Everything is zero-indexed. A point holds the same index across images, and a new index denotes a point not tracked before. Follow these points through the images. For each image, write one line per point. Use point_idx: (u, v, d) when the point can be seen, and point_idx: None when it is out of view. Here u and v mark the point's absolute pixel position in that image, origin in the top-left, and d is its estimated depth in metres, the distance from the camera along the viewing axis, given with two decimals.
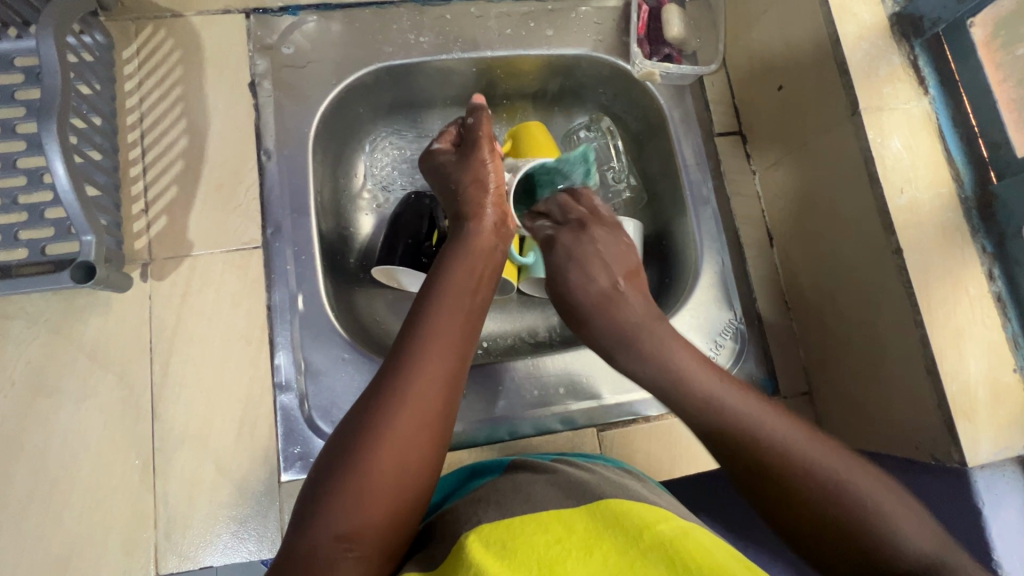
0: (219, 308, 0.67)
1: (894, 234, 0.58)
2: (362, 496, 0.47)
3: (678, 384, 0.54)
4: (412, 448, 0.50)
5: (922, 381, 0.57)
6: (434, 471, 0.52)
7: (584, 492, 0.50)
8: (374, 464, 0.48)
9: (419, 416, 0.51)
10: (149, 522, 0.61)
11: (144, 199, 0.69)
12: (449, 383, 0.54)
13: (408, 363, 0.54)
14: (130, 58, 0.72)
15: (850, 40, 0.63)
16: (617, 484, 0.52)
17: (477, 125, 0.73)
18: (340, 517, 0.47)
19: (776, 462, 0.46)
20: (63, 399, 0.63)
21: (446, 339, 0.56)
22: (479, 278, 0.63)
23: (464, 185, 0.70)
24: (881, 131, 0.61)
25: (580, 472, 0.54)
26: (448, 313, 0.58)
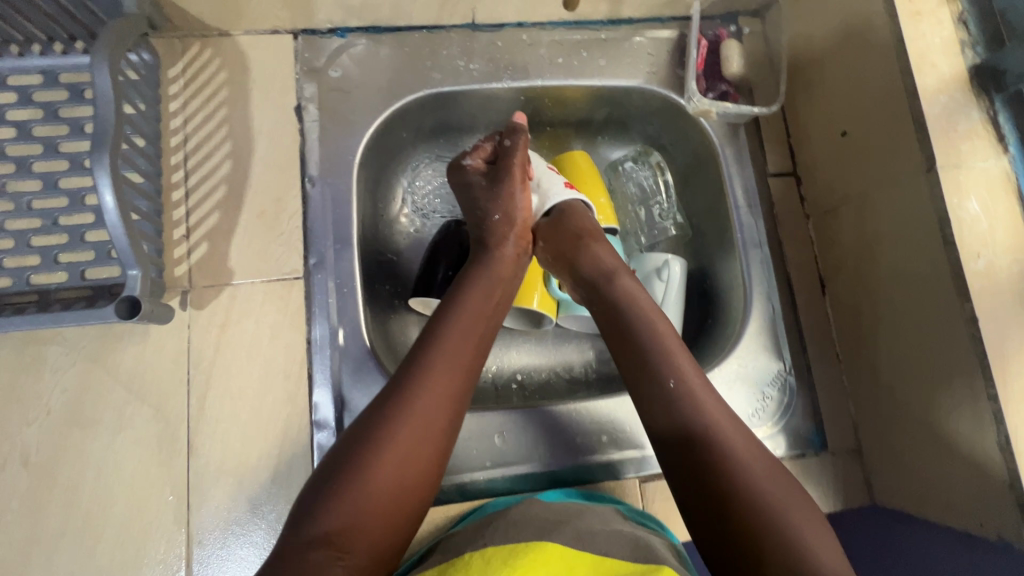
0: (259, 341, 0.65)
1: (969, 301, 0.56)
2: (356, 501, 0.48)
3: (675, 390, 0.57)
4: (411, 462, 0.51)
5: (990, 456, 0.55)
6: (428, 489, 0.52)
7: (590, 541, 0.51)
8: (373, 471, 0.49)
9: (422, 431, 0.52)
10: (182, 561, 0.60)
11: (185, 225, 0.67)
12: (452, 401, 0.55)
13: (418, 375, 0.54)
14: (175, 77, 0.70)
15: (929, 93, 0.60)
16: (630, 537, 0.53)
17: (512, 150, 0.71)
18: (332, 519, 0.47)
19: (734, 473, 0.52)
20: (98, 429, 0.61)
21: (454, 356, 0.57)
22: (494, 303, 0.64)
23: (492, 216, 0.70)
24: (958, 191, 0.58)
25: (591, 520, 0.55)
26: (461, 332, 0.59)
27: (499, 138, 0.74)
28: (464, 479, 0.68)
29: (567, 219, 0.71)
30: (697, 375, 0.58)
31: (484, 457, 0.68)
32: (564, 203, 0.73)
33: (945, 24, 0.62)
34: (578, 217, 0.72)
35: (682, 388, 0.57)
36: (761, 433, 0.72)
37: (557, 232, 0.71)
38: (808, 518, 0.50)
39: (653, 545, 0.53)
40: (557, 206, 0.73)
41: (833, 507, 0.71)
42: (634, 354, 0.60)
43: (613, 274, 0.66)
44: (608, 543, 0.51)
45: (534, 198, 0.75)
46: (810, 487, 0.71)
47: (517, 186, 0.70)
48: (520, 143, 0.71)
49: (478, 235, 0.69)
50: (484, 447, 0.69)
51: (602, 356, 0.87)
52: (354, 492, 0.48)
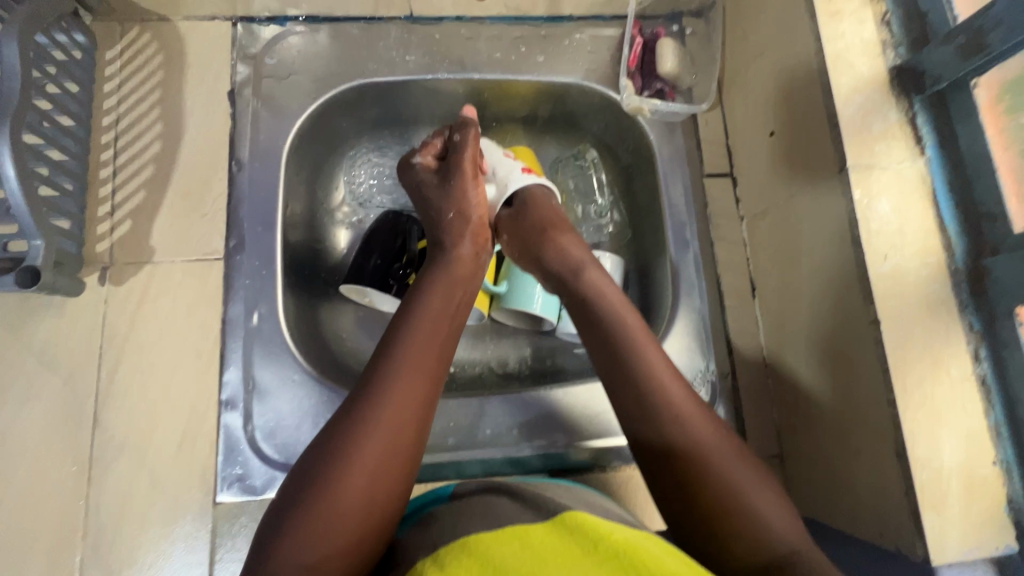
0: (174, 318, 0.66)
1: (873, 303, 0.54)
2: (326, 519, 0.46)
3: (647, 397, 0.54)
4: (379, 472, 0.49)
5: (888, 462, 0.53)
6: (403, 492, 0.51)
7: (546, 508, 0.47)
8: (340, 485, 0.47)
9: (388, 439, 0.50)
10: (79, 532, 0.60)
11: (110, 202, 0.68)
12: (418, 402, 0.53)
13: (379, 382, 0.52)
14: (112, 59, 0.72)
15: (844, 92, 0.59)
16: (573, 501, 0.50)
17: (462, 144, 0.69)
18: (304, 544, 0.45)
19: (716, 482, 0.50)
20: (6, 398, 0.62)
21: (420, 358, 0.55)
22: (457, 301, 0.62)
23: (445, 215, 0.68)
24: (868, 192, 0.57)
25: (531, 490, 0.51)
26: (422, 334, 0.56)
27: (449, 133, 0.72)
28: None
29: (528, 212, 0.69)
30: (669, 374, 0.56)
31: None
32: (523, 188, 0.71)
33: (866, 24, 0.61)
34: (540, 206, 0.70)
35: (654, 395, 0.54)
36: None
37: (519, 224, 0.69)
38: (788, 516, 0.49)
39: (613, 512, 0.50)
40: (518, 193, 0.71)
41: None
42: (609, 359, 0.58)
43: (583, 267, 0.65)
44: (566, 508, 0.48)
45: (492, 189, 0.73)
46: None
47: (470, 183, 0.68)
48: (468, 138, 0.69)
49: (435, 236, 0.67)
50: None
51: (538, 352, 0.86)
52: (323, 512, 0.46)
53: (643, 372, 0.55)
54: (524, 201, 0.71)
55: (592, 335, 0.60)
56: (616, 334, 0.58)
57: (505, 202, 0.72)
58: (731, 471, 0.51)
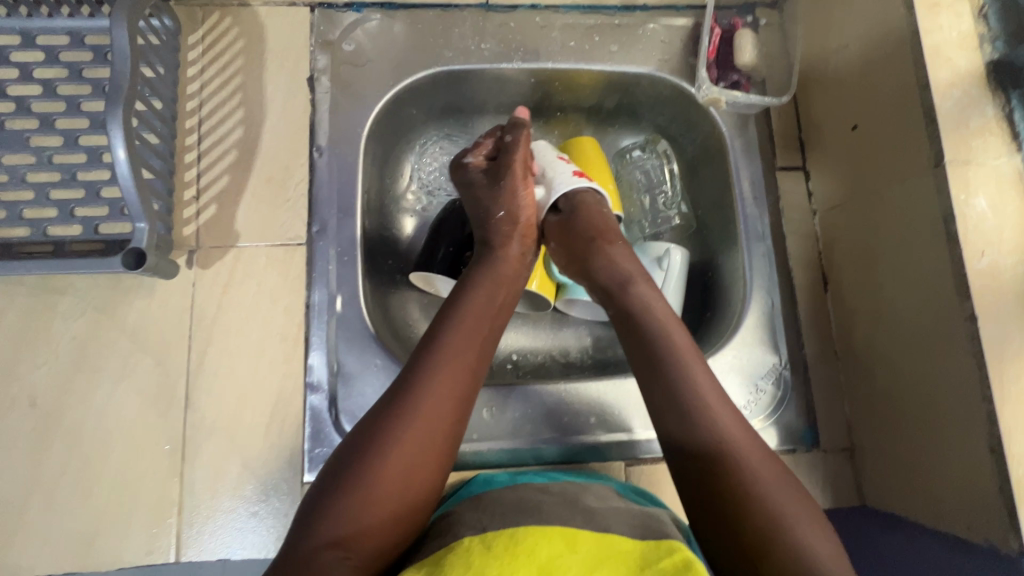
0: (259, 303, 0.67)
1: (969, 300, 0.55)
2: (360, 504, 0.49)
3: (682, 402, 0.56)
4: (416, 467, 0.51)
5: (981, 458, 0.54)
6: (436, 489, 0.53)
7: (592, 517, 0.51)
8: (375, 474, 0.50)
9: (426, 437, 0.52)
10: (174, 508, 0.62)
11: (196, 186, 0.69)
12: (456, 403, 0.55)
13: (420, 380, 0.54)
14: (194, 44, 0.72)
15: (942, 86, 0.58)
16: (630, 514, 0.53)
17: (513, 145, 0.71)
18: (338, 525, 0.48)
19: (742, 490, 0.51)
20: (102, 377, 0.64)
21: (459, 359, 0.56)
22: (499, 305, 0.63)
23: (496, 214, 0.69)
24: (966, 188, 0.57)
25: (589, 502, 0.54)
26: (462, 335, 0.58)
27: (501, 133, 0.73)
28: None
29: (577, 219, 0.70)
30: (708, 384, 0.57)
31: (471, 430, 0.70)
32: (574, 193, 0.71)
33: (964, 17, 0.60)
34: (589, 214, 0.70)
35: (689, 401, 0.56)
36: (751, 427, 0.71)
37: (567, 231, 0.69)
38: (817, 533, 0.49)
39: (655, 519, 0.53)
40: (566, 196, 0.72)
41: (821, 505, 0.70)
42: (647, 362, 0.59)
43: (632, 279, 0.65)
44: (611, 520, 0.51)
45: (541, 190, 0.73)
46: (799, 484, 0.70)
47: (521, 184, 0.70)
48: (521, 140, 0.71)
49: (483, 236, 0.68)
50: (473, 421, 0.70)
51: (599, 343, 0.87)
52: (358, 498, 0.49)
53: (682, 379, 0.57)
54: (572, 207, 0.71)
55: (628, 341, 0.62)
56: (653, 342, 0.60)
57: (558, 203, 0.72)
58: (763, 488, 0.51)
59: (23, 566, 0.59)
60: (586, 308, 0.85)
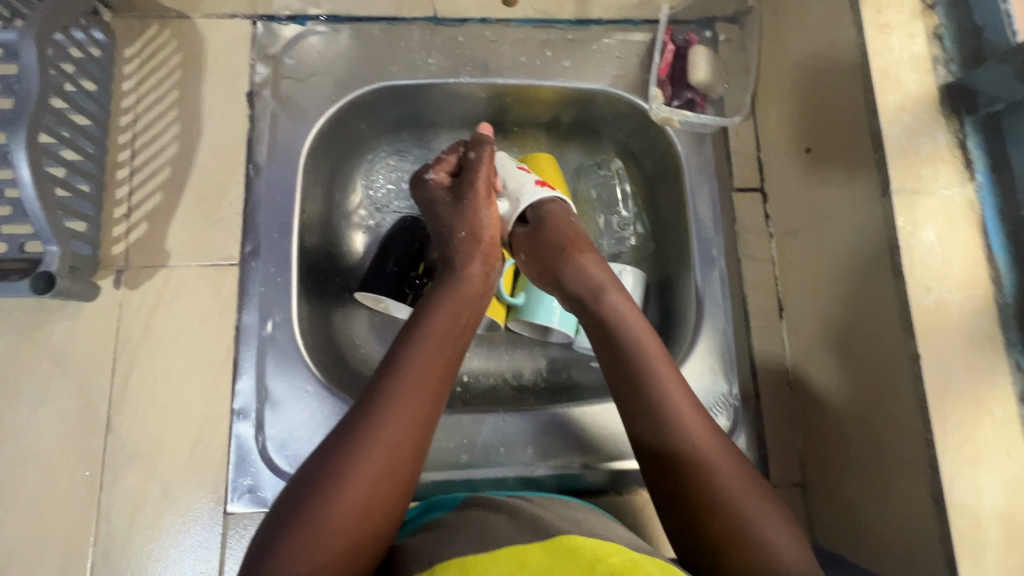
0: (188, 325, 0.65)
1: (913, 337, 0.52)
2: (320, 534, 0.46)
3: (660, 423, 0.54)
4: (384, 487, 0.49)
5: (924, 504, 0.51)
6: (404, 504, 0.51)
7: (540, 526, 0.48)
8: (337, 501, 0.47)
9: (390, 455, 0.50)
10: (90, 538, 0.60)
11: (127, 204, 0.67)
12: (420, 422, 0.53)
13: (385, 395, 0.52)
14: (131, 57, 0.71)
15: (890, 111, 0.55)
16: (577, 522, 0.50)
17: (476, 163, 0.68)
18: (297, 558, 0.45)
19: (727, 513, 0.49)
20: (20, 401, 0.62)
21: (424, 375, 0.54)
22: (467, 319, 0.61)
23: (457, 233, 0.66)
24: (913, 218, 0.54)
25: (536, 511, 0.51)
26: (428, 351, 0.56)
27: (464, 150, 0.71)
28: None
29: (546, 231, 0.67)
30: (687, 402, 0.55)
31: None
32: (539, 203, 0.69)
33: (917, 38, 0.57)
34: (560, 224, 0.67)
35: (667, 422, 0.54)
36: None
37: (538, 243, 0.67)
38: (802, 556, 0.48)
39: (601, 529, 0.50)
40: (532, 207, 0.69)
41: None
42: (622, 380, 0.57)
43: (605, 290, 0.63)
44: (560, 525, 0.48)
45: (504, 204, 0.71)
46: None
47: (484, 203, 0.67)
48: (484, 155, 0.68)
49: (445, 253, 0.66)
50: None
51: (554, 365, 0.84)
52: (317, 528, 0.46)
53: (659, 399, 0.55)
54: (540, 219, 0.68)
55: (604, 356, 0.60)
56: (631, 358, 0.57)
57: (526, 217, 0.70)
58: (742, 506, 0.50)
59: None
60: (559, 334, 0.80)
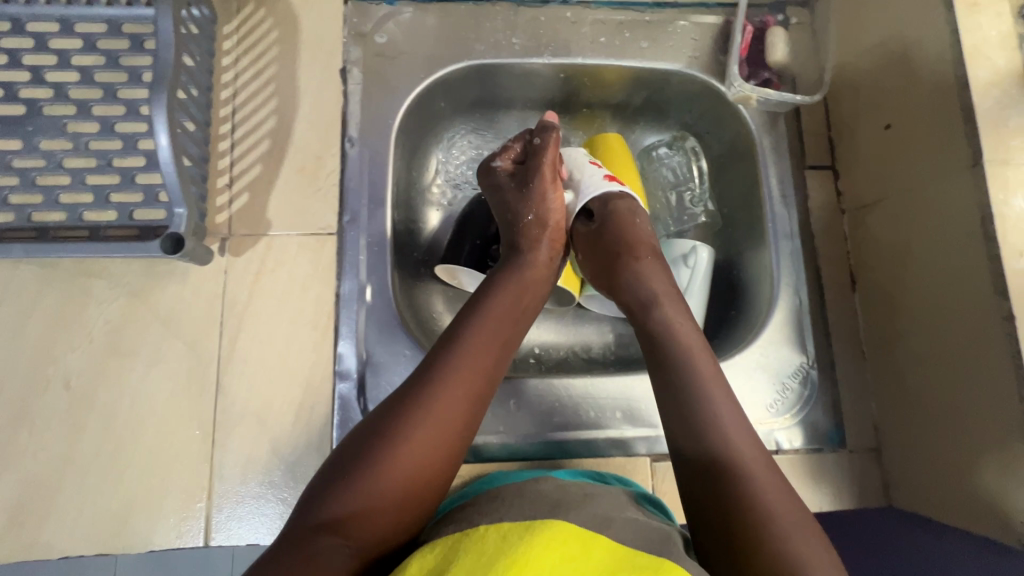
0: (290, 290, 0.68)
1: (1007, 299, 0.54)
2: (365, 487, 0.47)
3: (700, 416, 0.55)
4: (426, 463, 0.50)
5: (1018, 459, 0.53)
6: (442, 485, 0.51)
7: (604, 522, 0.49)
8: (387, 459, 0.48)
9: (441, 427, 0.51)
10: (203, 492, 0.62)
11: (229, 174, 0.70)
12: (471, 402, 0.53)
13: (444, 372, 0.53)
14: (229, 34, 0.73)
15: (981, 85, 0.58)
16: (645, 525, 0.51)
17: (542, 148, 0.70)
18: (341, 504, 0.47)
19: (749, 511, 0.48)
20: (134, 361, 0.64)
21: (479, 353, 0.56)
22: (523, 304, 0.62)
23: (525, 217, 0.68)
24: (1005, 187, 0.56)
25: (603, 506, 0.52)
26: (485, 329, 0.58)
27: (530, 137, 0.73)
28: (479, 442, 0.69)
29: (609, 227, 0.69)
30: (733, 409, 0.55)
31: (497, 422, 0.70)
32: (608, 196, 0.71)
33: (1005, 16, 0.60)
34: (622, 226, 0.68)
35: (706, 415, 0.54)
36: (779, 424, 0.71)
37: (598, 240, 0.69)
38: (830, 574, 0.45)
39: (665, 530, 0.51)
40: (592, 203, 0.72)
41: (847, 504, 0.69)
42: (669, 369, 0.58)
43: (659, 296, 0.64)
44: (622, 528, 0.49)
45: (570, 194, 0.74)
46: (826, 483, 0.69)
47: (550, 188, 0.69)
48: (551, 142, 0.70)
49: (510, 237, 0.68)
50: (500, 413, 0.70)
51: (622, 339, 0.87)
52: (366, 480, 0.48)
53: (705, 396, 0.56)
54: (602, 213, 0.70)
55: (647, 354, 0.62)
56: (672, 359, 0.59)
57: (592, 210, 0.71)
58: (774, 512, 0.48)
59: (54, 547, 0.60)
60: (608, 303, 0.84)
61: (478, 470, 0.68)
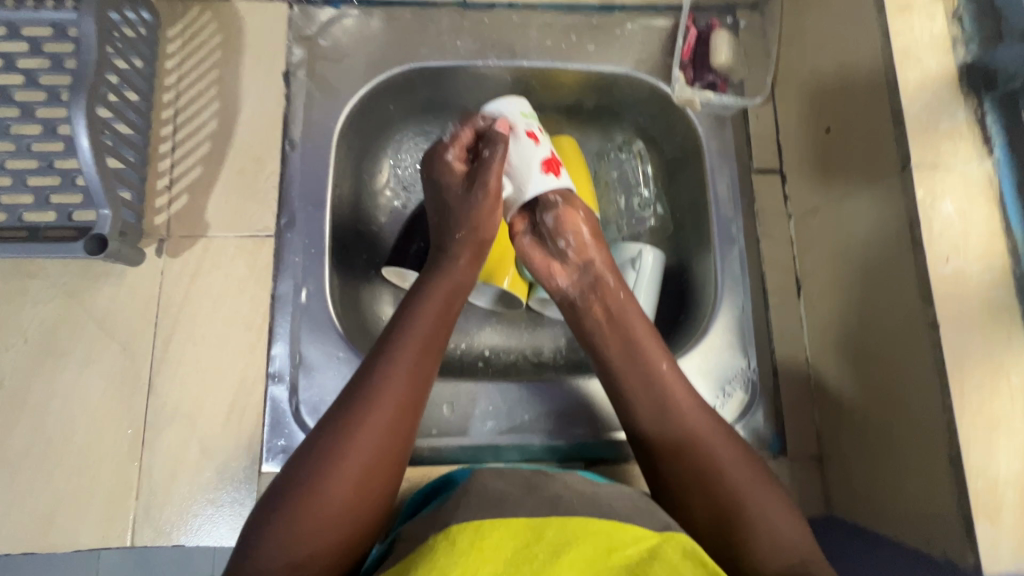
0: (226, 292, 0.68)
1: (932, 305, 0.53)
2: (309, 519, 0.47)
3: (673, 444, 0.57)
4: (364, 492, 0.49)
5: (942, 470, 0.52)
6: (388, 495, 0.51)
7: (558, 501, 0.47)
8: (325, 486, 0.48)
9: (378, 441, 0.51)
10: (133, 492, 0.62)
11: (169, 176, 0.70)
12: (407, 411, 0.53)
13: (362, 399, 0.52)
14: (173, 37, 0.74)
15: (911, 88, 0.57)
16: (598, 497, 0.49)
17: (488, 165, 0.62)
18: (287, 542, 0.46)
19: (743, 522, 0.51)
20: (69, 360, 0.65)
21: (412, 362, 0.55)
22: (452, 303, 0.61)
23: (456, 228, 0.64)
24: (933, 191, 0.55)
25: (553, 483, 0.50)
26: (416, 337, 0.57)
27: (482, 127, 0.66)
28: None
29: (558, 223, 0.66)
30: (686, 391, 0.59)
31: (430, 425, 0.69)
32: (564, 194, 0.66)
33: (937, 18, 0.59)
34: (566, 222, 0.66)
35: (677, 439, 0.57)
36: None
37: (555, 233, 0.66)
38: (798, 527, 0.51)
39: (621, 506, 0.48)
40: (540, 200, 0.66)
41: None
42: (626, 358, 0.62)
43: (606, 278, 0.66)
44: (577, 504, 0.47)
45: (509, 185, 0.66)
46: None
47: (489, 205, 0.63)
48: (497, 158, 0.62)
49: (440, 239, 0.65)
50: (434, 416, 0.69)
51: (573, 343, 0.85)
52: (307, 512, 0.47)
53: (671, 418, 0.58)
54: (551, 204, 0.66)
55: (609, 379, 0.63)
56: (639, 383, 0.60)
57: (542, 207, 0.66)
58: (741, 482, 0.53)
59: None
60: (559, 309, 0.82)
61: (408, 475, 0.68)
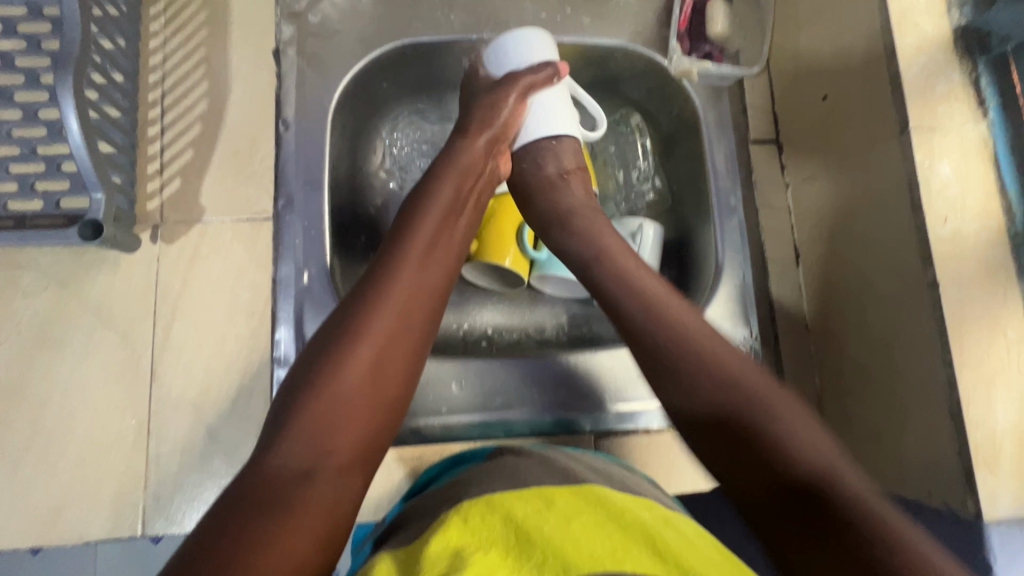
0: (226, 277, 0.67)
1: (932, 265, 0.54)
2: (332, 405, 0.45)
3: (687, 371, 0.49)
4: (381, 381, 0.48)
5: (943, 424, 0.54)
6: (409, 390, 0.50)
7: (571, 474, 0.48)
8: (344, 372, 0.47)
9: (398, 332, 0.50)
10: (141, 482, 0.62)
11: (160, 160, 0.69)
12: (428, 309, 0.52)
13: (376, 292, 0.51)
14: (157, 15, 0.72)
15: (908, 52, 0.57)
16: (607, 472, 0.51)
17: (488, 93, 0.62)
18: (311, 428, 0.44)
19: (774, 439, 0.45)
20: (66, 351, 0.63)
21: (427, 260, 0.54)
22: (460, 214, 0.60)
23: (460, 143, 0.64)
24: (930, 152, 0.56)
25: (568, 462, 0.52)
26: (429, 238, 0.55)
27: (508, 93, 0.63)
28: (420, 423, 0.69)
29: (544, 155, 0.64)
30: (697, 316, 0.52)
31: (439, 404, 0.69)
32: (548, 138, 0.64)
33: None
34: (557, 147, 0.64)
35: (689, 369, 0.49)
36: None
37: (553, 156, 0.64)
38: (828, 443, 0.45)
39: (634, 484, 0.50)
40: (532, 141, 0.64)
41: None
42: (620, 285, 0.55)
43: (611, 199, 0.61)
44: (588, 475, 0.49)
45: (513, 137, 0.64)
46: None
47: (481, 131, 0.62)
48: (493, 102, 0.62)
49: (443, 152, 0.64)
50: (442, 394, 0.70)
51: (574, 320, 0.85)
52: (332, 396, 0.46)
53: (659, 327, 0.52)
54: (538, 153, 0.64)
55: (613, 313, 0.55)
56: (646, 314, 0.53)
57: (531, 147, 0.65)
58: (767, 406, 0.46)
59: None
60: (560, 286, 0.80)
61: (421, 452, 0.71)
